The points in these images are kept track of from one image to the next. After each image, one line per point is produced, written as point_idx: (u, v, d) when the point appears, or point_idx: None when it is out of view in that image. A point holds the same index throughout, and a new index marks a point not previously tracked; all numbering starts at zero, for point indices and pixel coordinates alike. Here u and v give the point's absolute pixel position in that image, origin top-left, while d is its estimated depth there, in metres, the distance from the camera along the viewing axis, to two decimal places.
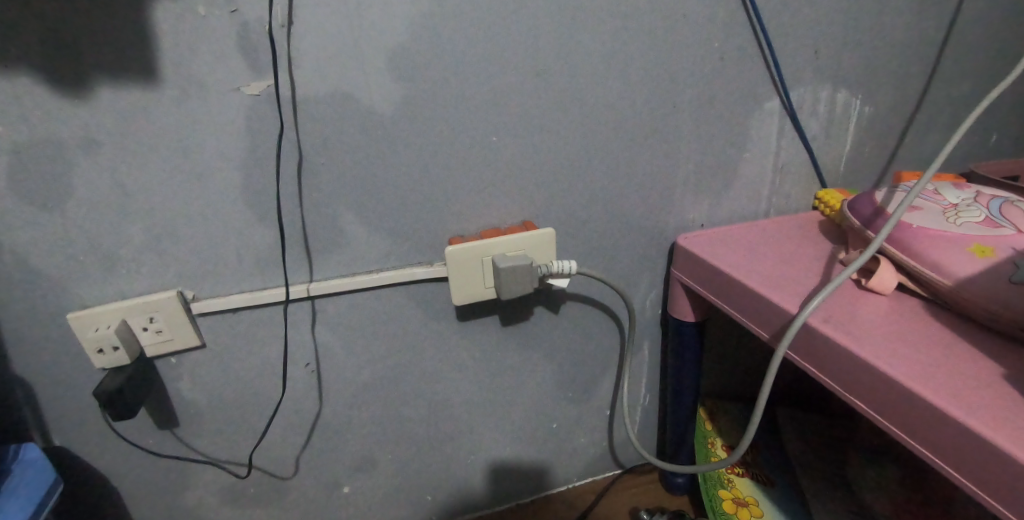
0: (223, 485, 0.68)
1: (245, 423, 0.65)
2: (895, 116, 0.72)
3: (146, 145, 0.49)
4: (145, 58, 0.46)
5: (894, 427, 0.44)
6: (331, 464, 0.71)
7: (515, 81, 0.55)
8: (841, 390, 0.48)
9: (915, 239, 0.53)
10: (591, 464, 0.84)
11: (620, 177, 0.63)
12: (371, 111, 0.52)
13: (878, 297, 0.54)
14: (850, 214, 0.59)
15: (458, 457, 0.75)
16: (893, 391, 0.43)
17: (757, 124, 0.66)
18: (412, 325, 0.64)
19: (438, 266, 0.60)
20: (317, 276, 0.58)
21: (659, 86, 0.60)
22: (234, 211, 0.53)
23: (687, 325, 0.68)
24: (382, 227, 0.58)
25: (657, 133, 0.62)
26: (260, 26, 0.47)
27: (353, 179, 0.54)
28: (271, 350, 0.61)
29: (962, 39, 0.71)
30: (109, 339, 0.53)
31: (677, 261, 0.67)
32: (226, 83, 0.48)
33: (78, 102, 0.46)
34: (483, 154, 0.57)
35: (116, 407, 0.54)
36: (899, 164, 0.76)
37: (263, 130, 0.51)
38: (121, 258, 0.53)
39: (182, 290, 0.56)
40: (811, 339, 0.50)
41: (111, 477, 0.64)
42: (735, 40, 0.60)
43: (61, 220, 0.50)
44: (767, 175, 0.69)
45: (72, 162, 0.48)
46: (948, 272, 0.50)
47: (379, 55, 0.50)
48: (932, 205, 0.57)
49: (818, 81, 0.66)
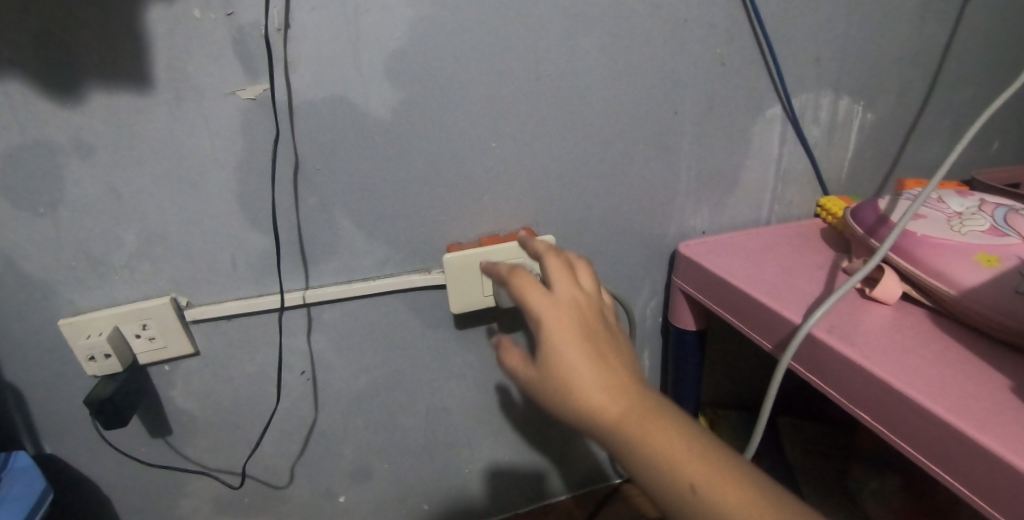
0: (216, 495, 0.67)
1: (239, 433, 0.64)
2: (898, 122, 0.72)
3: (140, 150, 0.48)
4: (139, 60, 0.45)
5: (901, 440, 0.43)
6: (328, 474, 0.70)
7: (515, 85, 0.54)
8: (844, 401, 0.47)
9: (920, 248, 0.52)
10: (590, 473, 0.83)
11: (620, 183, 0.62)
12: (369, 115, 0.51)
13: (883, 306, 0.53)
14: (854, 223, 0.59)
15: (456, 465, 0.74)
16: (900, 402, 0.42)
17: (758, 131, 0.65)
18: (410, 333, 0.63)
19: (436, 274, 0.59)
20: (313, 283, 0.57)
21: (661, 92, 0.59)
22: (228, 218, 0.52)
23: (688, 334, 0.67)
24: (380, 235, 0.57)
25: (658, 139, 0.61)
26: (257, 28, 0.46)
27: (351, 184, 0.54)
28: (266, 357, 0.60)
29: (965, 45, 0.70)
30: (101, 347, 0.52)
31: (679, 270, 0.65)
32: (221, 87, 0.48)
33: (72, 105, 0.46)
34: (482, 160, 0.56)
35: (106, 416, 0.53)
36: (902, 172, 0.75)
37: (258, 135, 0.50)
38: (113, 264, 0.52)
39: (176, 296, 0.55)
40: (815, 350, 0.49)
41: (103, 486, 0.64)
42: (737, 45, 0.59)
43: (53, 225, 0.49)
44: (769, 181, 0.69)
45: (64, 166, 0.47)
46: (954, 282, 0.49)
47: (376, 57, 0.49)
48: (936, 213, 0.56)
49: (821, 87, 0.65)
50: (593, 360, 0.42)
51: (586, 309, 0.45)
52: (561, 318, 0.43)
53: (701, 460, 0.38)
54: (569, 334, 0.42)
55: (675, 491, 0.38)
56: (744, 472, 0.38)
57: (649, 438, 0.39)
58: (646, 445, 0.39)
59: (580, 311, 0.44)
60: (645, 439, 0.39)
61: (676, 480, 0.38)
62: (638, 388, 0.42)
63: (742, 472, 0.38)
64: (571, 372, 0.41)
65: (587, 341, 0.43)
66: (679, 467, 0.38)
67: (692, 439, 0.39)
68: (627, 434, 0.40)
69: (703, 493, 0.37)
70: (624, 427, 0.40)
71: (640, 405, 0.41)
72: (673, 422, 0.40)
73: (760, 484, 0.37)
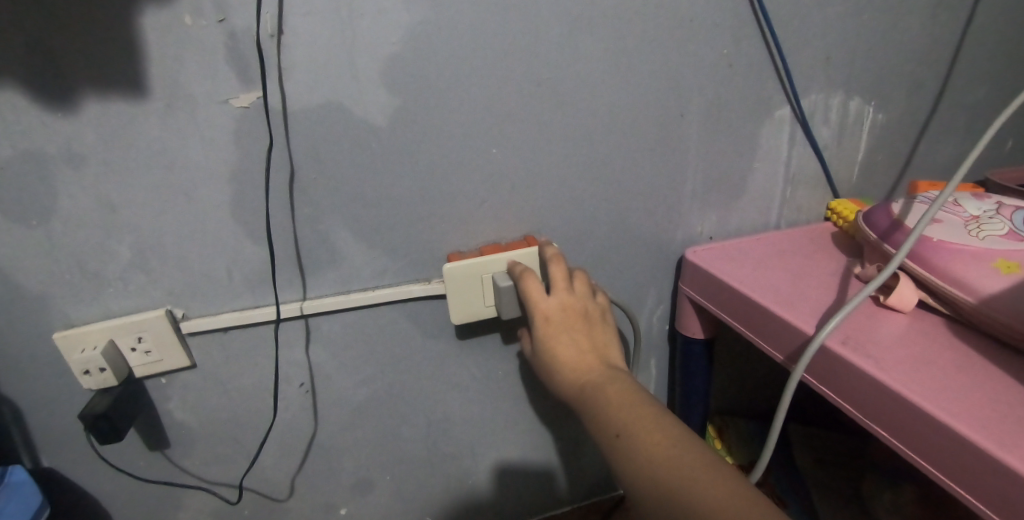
0: (215, 508, 0.66)
1: (237, 446, 0.62)
2: (909, 123, 0.70)
3: (133, 160, 0.47)
4: (131, 69, 0.44)
5: (922, 460, 0.41)
6: (329, 486, 0.69)
7: (517, 90, 0.53)
8: (858, 415, 0.46)
9: (938, 254, 0.50)
10: (596, 483, 0.81)
11: (624, 188, 0.61)
12: (365, 122, 0.50)
13: (899, 315, 0.52)
14: (866, 228, 0.57)
15: (459, 477, 0.73)
16: (915, 417, 0.41)
17: (767, 133, 0.63)
18: (410, 343, 0.62)
19: (436, 284, 0.58)
20: (311, 294, 0.56)
21: (666, 95, 0.58)
22: (224, 228, 0.51)
23: (696, 342, 0.66)
24: (379, 244, 0.56)
25: (664, 142, 0.60)
26: (250, 35, 0.45)
27: (348, 193, 0.52)
28: (264, 369, 0.59)
29: (978, 42, 0.68)
30: (95, 361, 0.51)
31: (686, 277, 0.64)
32: (215, 95, 0.46)
33: (63, 115, 0.45)
34: (482, 167, 0.55)
35: (101, 431, 0.52)
36: (914, 173, 0.73)
37: (253, 144, 0.49)
38: (108, 276, 0.51)
39: (172, 308, 0.54)
40: (829, 363, 0.47)
41: (101, 499, 0.63)
42: (744, 46, 0.58)
43: (46, 237, 0.48)
44: (778, 185, 0.67)
45: (56, 177, 0.46)
46: (973, 290, 0.47)
47: (373, 63, 0.48)
48: (953, 217, 0.54)
49: (831, 87, 0.64)
50: (568, 347, 0.51)
51: (571, 302, 0.52)
52: (548, 311, 0.52)
53: (630, 419, 0.44)
54: (550, 326, 0.51)
55: (606, 437, 0.44)
56: (668, 427, 0.42)
57: (595, 398, 0.47)
58: (594, 405, 0.47)
59: (566, 304, 0.52)
60: (593, 400, 0.47)
61: (608, 427, 0.44)
62: (604, 369, 0.50)
63: (663, 427, 0.42)
64: (552, 352, 0.51)
65: (566, 332, 0.51)
66: (612, 417, 0.44)
67: (631, 400, 0.45)
68: (583, 397, 0.48)
69: (622, 436, 0.43)
70: (583, 394, 0.48)
71: (599, 377, 0.49)
72: (622, 390, 0.47)
73: (677, 433, 0.42)
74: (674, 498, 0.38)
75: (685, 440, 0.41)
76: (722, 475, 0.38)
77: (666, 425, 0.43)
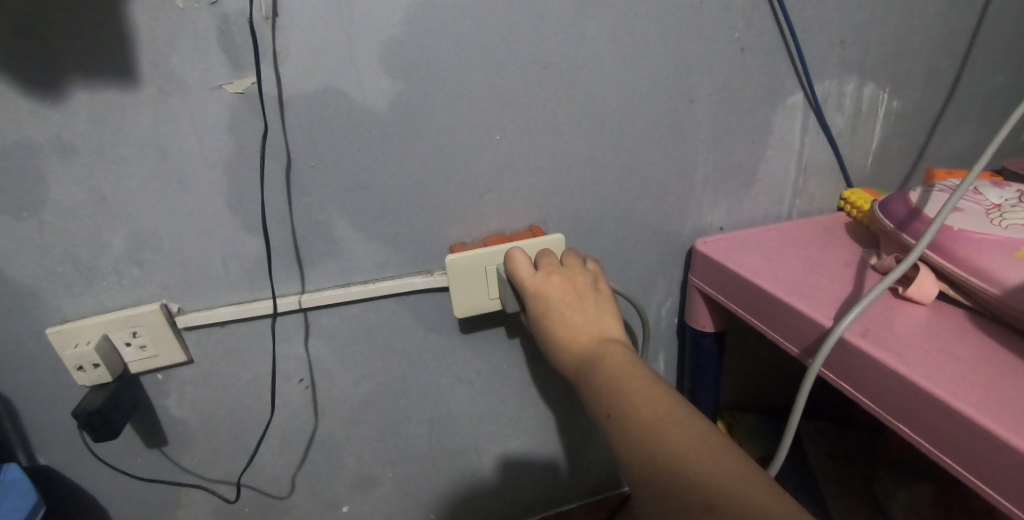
0: (215, 505, 0.65)
1: (237, 442, 0.61)
2: (925, 109, 0.68)
3: (125, 150, 0.45)
4: (120, 54, 0.42)
5: (949, 459, 0.39)
6: (330, 483, 0.67)
7: (521, 75, 0.51)
8: (878, 410, 0.44)
9: (960, 245, 0.48)
10: (602, 479, 0.80)
11: (632, 177, 0.59)
12: (364, 108, 0.48)
13: (918, 307, 0.50)
14: (882, 216, 0.55)
15: (462, 473, 0.72)
16: (938, 412, 0.39)
17: (779, 120, 0.61)
18: (413, 338, 0.61)
19: (439, 276, 0.56)
20: (310, 287, 0.55)
21: (676, 80, 0.56)
22: (220, 220, 0.50)
23: (706, 336, 0.64)
24: (380, 235, 0.54)
25: (672, 130, 0.58)
26: (244, 18, 0.43)
27: (347, 182, 0.51)
28: (263, 364, 0.58)
29: (998, 25, 0.66)
30: (89, 357, 0.50)
31: (696, 269, 0.62)
32: (208, 81, 0.45)
33: (50, 102, 0.43)
34: (486, 155, 0.53)
35: (95, 428, 0.50)
36: (929, 161, 0.71)
37: (248, 133, 0.47)
38: (101, 270, 0.50)
39: (167, 303, 0.52)
40: (848, 356, 0.45)
41: (99, 497, 0.62)
42: (757, 29, 0.56)
43: (37, 230, 0.47)
44: (789, 174, 0.65)
45: (45, 167, 0.45)
46: (996, 281, 0.46)
47: (371, 47, 0.46)
48: (973, 206, 0.52)
49: (845, 73, 0.61)
50: (559, 325, 0.49)
51: (561, 278, 0.50)
52: (537, 291, 0.50)
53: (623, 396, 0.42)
54: (541, 305, 0.50)
55: (601, 419, 0.43)
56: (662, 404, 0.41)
57: (590, 377, 0.45)
58: (589, 385, 0.45)
59: (555, 280, 0.50)
60: (588, 380, 0.45)
61: (602, 408, 0.43)
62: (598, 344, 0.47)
63: (657, 404, 0.41)
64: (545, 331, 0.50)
65: (556, 310, 0.49)
66: (605, 397, 0.43)
67: (625, 377, 0.43)
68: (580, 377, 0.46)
69: (615, 416, 0.41)
70: (579, 372, 0.46)
71: (593, 353, 0.47)
72: (616, 364, 0.45)
73: (671, 409, 0.40)
74: (664, 479, 0.36)
75: (679, 417, 0.39)
76: (717, 453, 0.37)
77: (660, 402, 0.41)
